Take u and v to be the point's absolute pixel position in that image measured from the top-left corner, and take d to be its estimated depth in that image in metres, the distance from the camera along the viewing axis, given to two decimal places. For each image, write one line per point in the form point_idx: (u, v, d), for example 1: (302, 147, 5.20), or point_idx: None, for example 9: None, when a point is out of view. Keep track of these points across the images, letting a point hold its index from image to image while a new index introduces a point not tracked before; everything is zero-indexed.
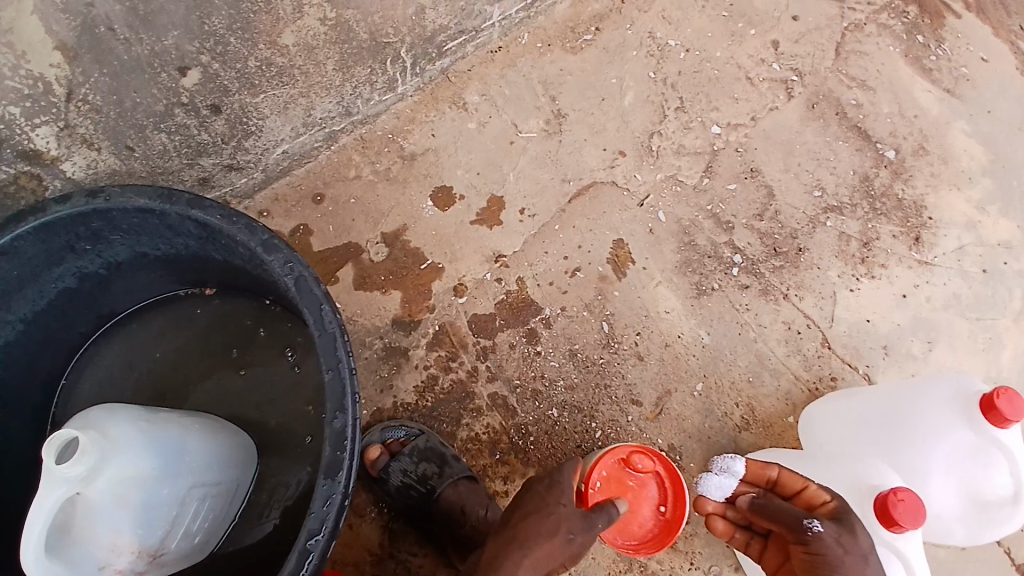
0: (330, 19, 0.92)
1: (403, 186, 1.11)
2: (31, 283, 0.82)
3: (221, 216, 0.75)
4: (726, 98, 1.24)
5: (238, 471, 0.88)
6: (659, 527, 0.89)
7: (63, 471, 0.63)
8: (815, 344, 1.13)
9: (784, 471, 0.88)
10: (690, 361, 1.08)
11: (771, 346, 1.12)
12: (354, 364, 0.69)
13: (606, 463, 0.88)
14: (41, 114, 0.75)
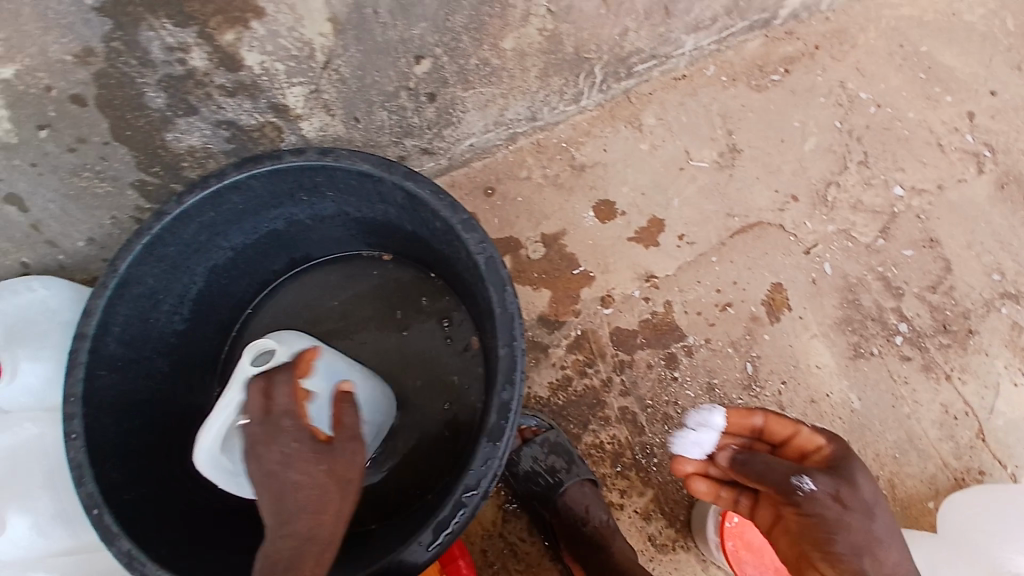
0: (547, 30, 0.97)
1: (569, 193, 1.15)
2: (248, 218, 0.97)
3: (431, 191, 0.86)
4: (913, 160, 1.18)
5: (382, 415, 0.99)
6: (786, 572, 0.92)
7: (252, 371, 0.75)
8: (969, 432, 1.07)
9: (771, 416, 0.85)
10: (835, 423, 1.04)
11: (925, 426, 1.06)
12: (525, 345, 0.76)
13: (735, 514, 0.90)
14: (300, 75, 0.84)
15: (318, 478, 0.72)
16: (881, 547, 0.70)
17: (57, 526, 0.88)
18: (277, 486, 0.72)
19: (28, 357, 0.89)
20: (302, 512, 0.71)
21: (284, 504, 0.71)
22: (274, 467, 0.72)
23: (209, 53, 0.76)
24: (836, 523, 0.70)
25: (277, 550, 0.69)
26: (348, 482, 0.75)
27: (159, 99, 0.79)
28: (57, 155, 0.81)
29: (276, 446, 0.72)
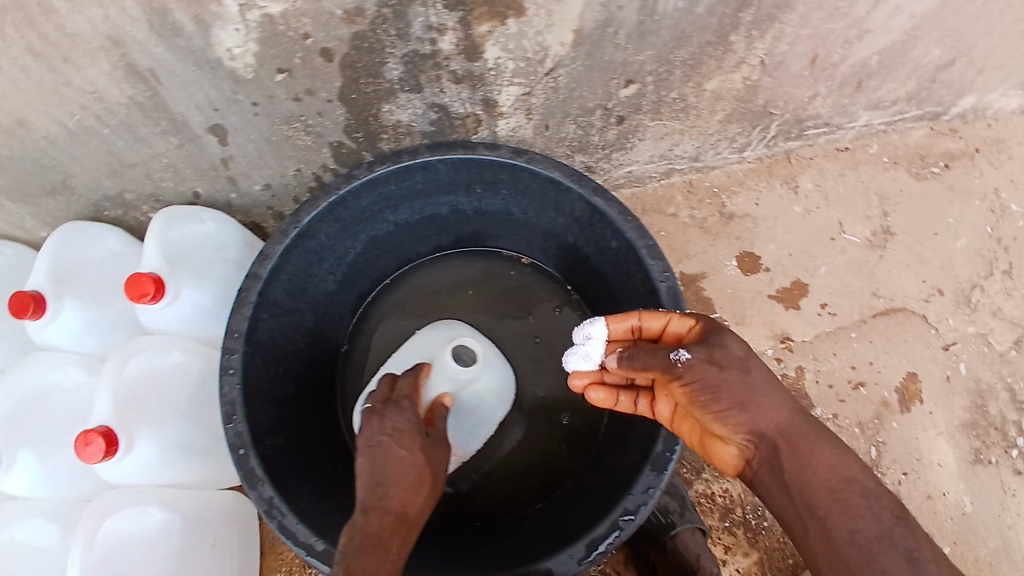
0: (750, 81, 0.97)
1: (714, 239, 1.15)
2: (421, 198, 1.01)
3: (620, 211, 0.87)
4: None
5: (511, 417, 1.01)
6: None
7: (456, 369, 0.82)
8: None
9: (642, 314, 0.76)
10: (946, 523, 1.02)
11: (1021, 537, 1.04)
12: None
13: None
14: (522, 77, 0.86)
15: (411, 460, 0.69)
16: (756, 394, 0.65)
17: (180, 456, 0.86)
18: (376, 458, 0.69)
19: (190, 283, 0.90)
20: (392, 490, 0.67)
21: (379, 485, 0.66)
22: (381, 438, 0.70)
23: (459, 38, 0.77)
24: (735, 390, 0.65)
25: (364, 524, 0.63)
26: (436, 475, 0.72)
27: (396, 71, 0.81)
28: (281, 100, 0.82)
29: (390, 421, 0.72)
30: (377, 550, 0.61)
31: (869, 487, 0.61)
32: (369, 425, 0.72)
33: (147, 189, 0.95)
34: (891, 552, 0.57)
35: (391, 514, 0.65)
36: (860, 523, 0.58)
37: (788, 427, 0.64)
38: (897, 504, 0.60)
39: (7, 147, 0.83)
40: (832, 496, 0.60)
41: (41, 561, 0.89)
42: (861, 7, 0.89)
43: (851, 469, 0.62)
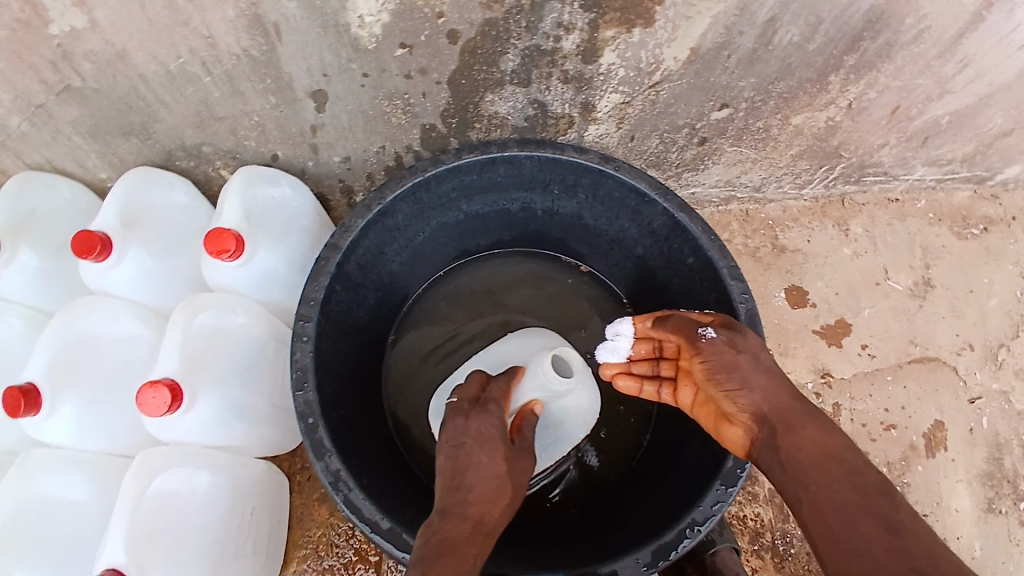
0: (832, 121, 1.01)
1: (765, 269, 1.18)
2: (495, 192, 1.00)
3: (704, 230, 0.87)
4: None
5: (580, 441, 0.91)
6: None
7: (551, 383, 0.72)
8: None
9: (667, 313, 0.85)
10: None
11: None
12: None
13: None
14: (627, 86, 0.87)
15: (493, 469, 0.66)
16: (764, 378, 0.72)
17: (234, 419, 0.84)
18: (458, 461, 0.66)
19: (266, 245, 0.89)
20: (471, 498, 0.64)
21: (459, 489, 0.65)
22: (465, 440, 0.67)
23: (582, 39, 0.78)
24: (748, 369, 0.72)
25: (443, 529, 0.62)
26: (517, 488, 0.68)
27: (512, 63, 0.81)
28: (392, 75, 0.82)
29: (476, 424, 0.68)
30: (453, 558, 0.59)
31: (856, 464, 0.65)
32: (454, 423, 0.69)
33: (228, 145, 0.93)
34: (868, 517, 0.60)
35: (467, 523, 0.62)
36: (843, 490, 0.63)
37: (788, 408, 0.70)
38: (885, 483, 0.63)
39: (100, 82, 0.81)
40: (823, 469, 0.65)
41: (68, 516, 0.84)
42: (948, 67, 0.92)
43: (839, 446, 0.66)
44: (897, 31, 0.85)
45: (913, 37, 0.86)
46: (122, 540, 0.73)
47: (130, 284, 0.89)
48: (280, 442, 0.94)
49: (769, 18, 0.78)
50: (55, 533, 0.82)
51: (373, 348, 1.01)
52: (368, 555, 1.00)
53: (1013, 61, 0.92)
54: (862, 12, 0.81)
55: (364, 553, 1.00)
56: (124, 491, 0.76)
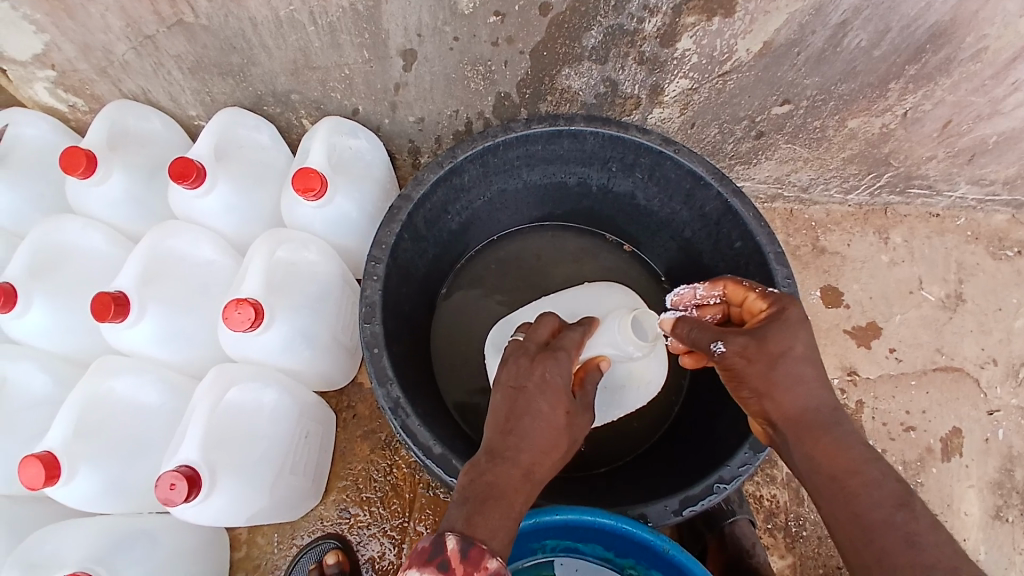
0: (886, 128, 1.05)
1: (803, 267, 1.23)
2: (556, 163, 1.02)
3: (753, 215, 0.89)
4: None
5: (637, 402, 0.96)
6: None
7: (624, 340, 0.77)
8: None
9: (728, 284, 0.76)
10: None
11: None
12: None
13: None
14: (697, 73, 0.92)
15: (552, 419, 0.65)
16: (781, 389, 0.66)
17: (302, 346, 0.90)
18: (516, 404, 0.65)
19: (343, 190, 0.95)
20: (523, 445, 0.63)
21: (511, 433, 0.63)
22: (526, 384, 0.66)
23: (663, 23, 0.83)
24: (762, 385, 0.66)
25: (490, 472, 0.62)
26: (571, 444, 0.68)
27: (593, 41, 0.87)
28: (480, 41, 0.88)
29: (542, 370, 0.67)
30: (496, 506, 0.60)
31: (874, 477, 0.62)
32: (517, 363, 0.68)
33: (315, 95, 1.01)
34: (890, 531, 0.58)
35: (516, 472, 0.62)
36: (862, 505, 0.61)
37: (804, 420, 0.66)
38: (903, 493, 0.61)
39: (211, 20, 0.87)
40: (834, 483, 0.63)
41: (134, 419, 0.87)
42: (1001, 88, 0.94)
43: (856, 461, 0.63)
44: (956, 48, 0.87)
45: (971, 56, 0.88)
46: (197, 438, 0.77)
47: (212, 211, 0.95)
48: (331, 379, 1.01)
49: (841, 20, 0.83)
50: (123, 434, 0.86)
51: (428, 299, 1.06)
52: (403, 493, 1.06)
53: None
54: (925, 26, 0.83)
55: (400, 490, 1.06)
56: (199, 400, 0.79)
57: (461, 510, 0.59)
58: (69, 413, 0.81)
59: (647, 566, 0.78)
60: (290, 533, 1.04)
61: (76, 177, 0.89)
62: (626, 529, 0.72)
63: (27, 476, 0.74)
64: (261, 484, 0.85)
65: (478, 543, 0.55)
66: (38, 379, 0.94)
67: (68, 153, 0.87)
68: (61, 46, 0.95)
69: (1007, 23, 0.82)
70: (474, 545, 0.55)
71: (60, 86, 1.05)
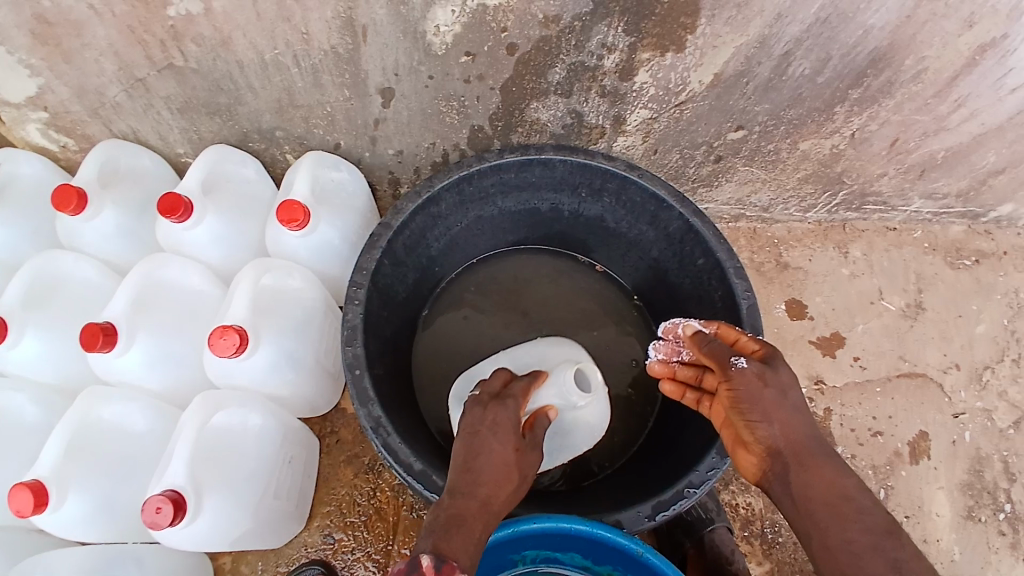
0: (837, 149, 1.14)
1: (768, 282, 1.30)
2: (529, 190, 1.08)
3: (713, 233, 0.96)
4: None
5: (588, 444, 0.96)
6: None
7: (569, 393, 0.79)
8: None
9: (724, 326, 0.80)
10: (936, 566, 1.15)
11: None
12: None
13: None
14: (656, 103, 0.99)
15: (504, 456, 0.70)
16: (788, 415, 0.69)
17: (286, 368, 0.93)
18: (471, 446, 0.70)
19: (325, 220, 1.00)
20: (481, 480, 0.67)
21: (469, 471, 0.68)
22: (480, 428, 0.71)
23: (622, 59, 0.91)
24: (771, 406, 0.69)
25: (452, 505, 0.65)
26: (523, 477, 0.72)
27: (558, 76, 0.94)
28: (453, 79, 0.94)
29: (493, 414, 0.72)
30: (460, 530, 0.62)
31: (867, 505, 0.65)
32: (471, 411, 0.74)
33: (298, 131, 1.06)
34: (879, 559, 0.61)
35: (475, 504, 0.66)
36: (853, 533, 0.63)
37: (805, 446, 0.68)
38: (890, 524, 0.64)
39: (199, 64, 0.93)
40: (831, 509, 0.65)
41: (121, 446, 0.89)
42: (944, 105, 1.02)
43: (850, 490, 0.66)
44: (898, 70, 0.95)
45: (912, 76, 0.96)
46: (185, 463, 0.79)
47: (198, 242, 0.98)
48: (315, 403, 1.04)
49: (785, 52, 0.91)
50: (110, 462, 0.87)
51: (409, 323, 1.10)
52: (387, 516, 1.07)
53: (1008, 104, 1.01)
54: (865, 52, 0.91)
55: (383, 513, 1.07)
56: (185, 423, 0.81)
57: (429, 537, 0.61)
58: (59, 441, 0.83)
59: (625, 571, 0.80)
60: (274, 560, 1.05)
61: (68, 213, 0.92)
62: (602, 535, 0.75)
63: (16, 502, 0.76)
64: (245, 505, 0.87)
65: (450, 560, 0.57)
66: (28, 409, 0.96)
67: (61, 190, 0.91)
68: (54, 90, 1.00)
69: (947, 43, 0.90)
70: (448, 561, 0.57)
71: (51, 127, 1.09)
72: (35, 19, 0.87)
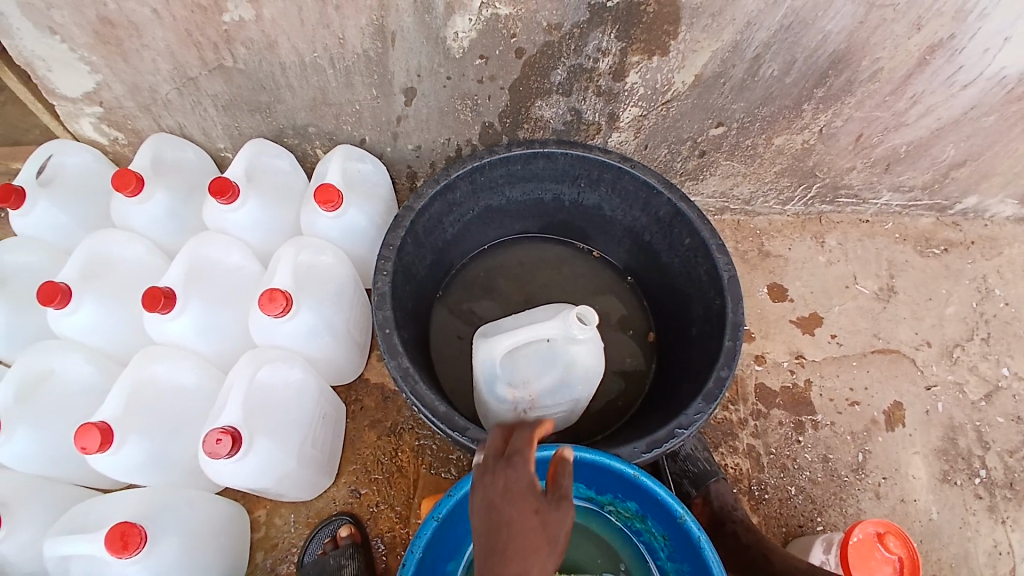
0: (807, 144, 1.27)
1: (751, 269, 1.43)
2: (534, 182, 1.21)
3: (697, 215, 1.09)
4: None
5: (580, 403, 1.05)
6: (900, 566, 0.99)
7: (567, 323, 0.93)
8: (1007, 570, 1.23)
9: None
10: (914, 523, 1.25)
11: (977, 551, 1.24)
12: (740, 342, 0.99)
13: (879, 555, 1.00)
14: (644, 102, 1.13)
15: (529, 522, 0.62)
16: None
17: (322, 334, 1.05)
18: (490, 525, 0.63)
19: (355, 204, 1.12)
20: (509, 558, 0.60)
21: (495, 552, 0.61)
22: (494, 499, 0.65)
23: (614, 62, 1.05)
24: None
25: None
26: (557, 540, 0.63)
27: (560, 77, 1.08)
28: (468, 80, 1.08)
29: (505, 479, 0.66)
30: None
31: None
32: (481, 483, 0.67)
33: (329, 128, 1.20)
34: None
35: None
36: None
37: None
38: None
39: (247, 65, 1.06)
40: None
41: (170, 401, 0.99)
42: (901, 103, 1.16)
43: None
44: (855, 71, 1.08)
45: (869, 77, 1.10)
46: (238, 407, 0.89)
47: (241, 225, 1.11)
48: (341, 370, 1.15)
49: (755, 55, 1.05)
50: (159, 414, 0.97)
51: (427, 300, 1.22)
52: (408, 474, 1.18)
53: (958, 99, 1.14)
54: (826, 54, 1.05)
55: (405, 471, 1.18)
56: (236, 374, 0.92)
57: None
58: (119, 392, 0.93)
59: (623, 498, 0.90)
60: (305, 513, 1.15)
61: (126, 194, 1.05)
62: (604, 463, 0.84)
63: (85, 440, 0.85)
64: (286, 454, 0.97)
65: None
66: (83, 369, 1.05)
67: (119, 173, 1.04)
68: (111, 87, 1.13)
69: (897, 45, 1.03)
70: None
71: (105, 121, 1.23)
72: (100, 21, 0.99)
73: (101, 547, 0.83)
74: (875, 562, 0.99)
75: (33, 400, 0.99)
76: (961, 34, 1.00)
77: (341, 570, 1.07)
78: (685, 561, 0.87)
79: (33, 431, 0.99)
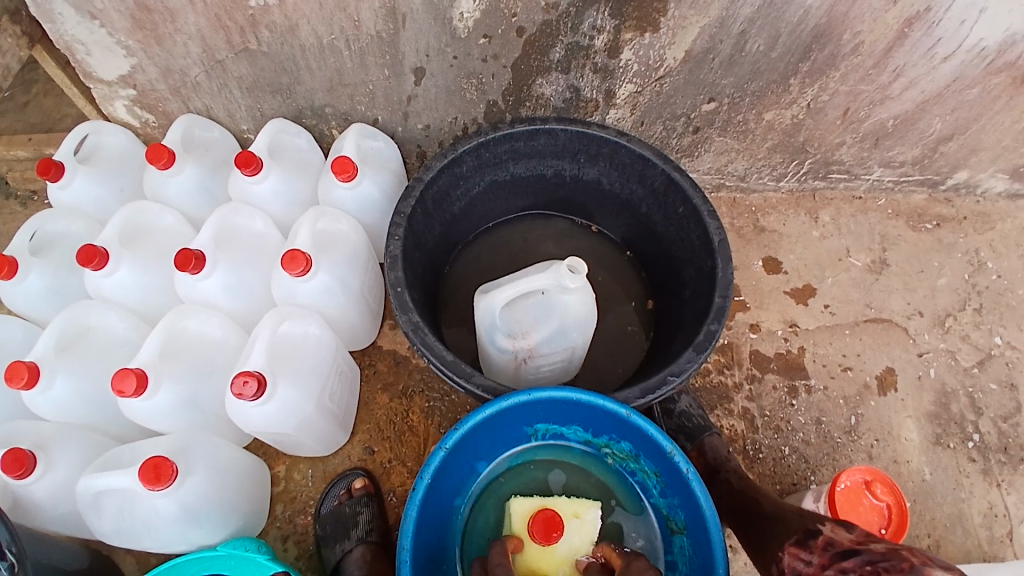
0: (797, 119, 1.34)
1: (747, 243, 1.48)
2: (536, 158, 1.28)
3: (688, 182, 1.15)
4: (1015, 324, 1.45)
5: (577, 347, 1.13)
6: (888, 513, 1.04)
7: (555, 275, 0.98)
8: (1001, 529, 1.27)
9: None
10: (907, 483, 1.29)
11: (971, 510, 1.28)
12: (729, 296, 1.05)
13: (866, 502, 1.05)
14: (638, 78, 1.21)
15: None
16: None
17: (340, 293, 1.13)
18: None
19: (368, 177, 1.20)
20: None
21: None
22: None
23: (609, 39, 1.12)
24: None
25: None
26: None
27: (558, 54, 1.15)
28: (473, 59, 1.16)
29: None
30: None
31: None
32: None
33: (344, 108, 1.29)
34: None
35: None
36: None
37: None
38: None
39: (270, 48, 1.16)
40: None
41: (199, 352, 1.07)
42: (884, 76, 1.22)
43: None
44: (837, 45, 1.15)
45: (850, 50, 1.16)
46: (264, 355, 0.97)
47: (264, 196, 1.19)
48: (357, 330, 1.23)
49: (741, 31, 1.12)
50: (189, 364, 1.05)
51: (436, 270, 1.30)
52: (418, 433, 1.25)
53: (941, 71, 1.20)
54: (808, 28, 1.12)
55: (416, 430, 1.25)
56: (261, 326, 1.00)
57: None
58: (155, 342, 1.02)
59: (618, 439, 0.99)
60: (322, 468, 1.23)
61: (159, 166, 1.14)
62: (601, 404, 0.91)
63: (122, 383, 0.93)
64: (307, 402, 1.05)
65: None
66: (118, 327, 1.13)
67: (153, 147, 1.13)
68: (144, 70, 1.22)
69: (874, 19, 1.10)
70: None
71: (136, 104, 1.32)
72: (138, 7, 1.08)
73: (137, 480, 0.91)
74: (863, 509, 1.05)
75: (72, 352, 1.07)
76: (936, 7, 1.07)
77: (357, 517, 1.16)
78: (675, 494, 0.95)
79: (71, 380, 1.07)
